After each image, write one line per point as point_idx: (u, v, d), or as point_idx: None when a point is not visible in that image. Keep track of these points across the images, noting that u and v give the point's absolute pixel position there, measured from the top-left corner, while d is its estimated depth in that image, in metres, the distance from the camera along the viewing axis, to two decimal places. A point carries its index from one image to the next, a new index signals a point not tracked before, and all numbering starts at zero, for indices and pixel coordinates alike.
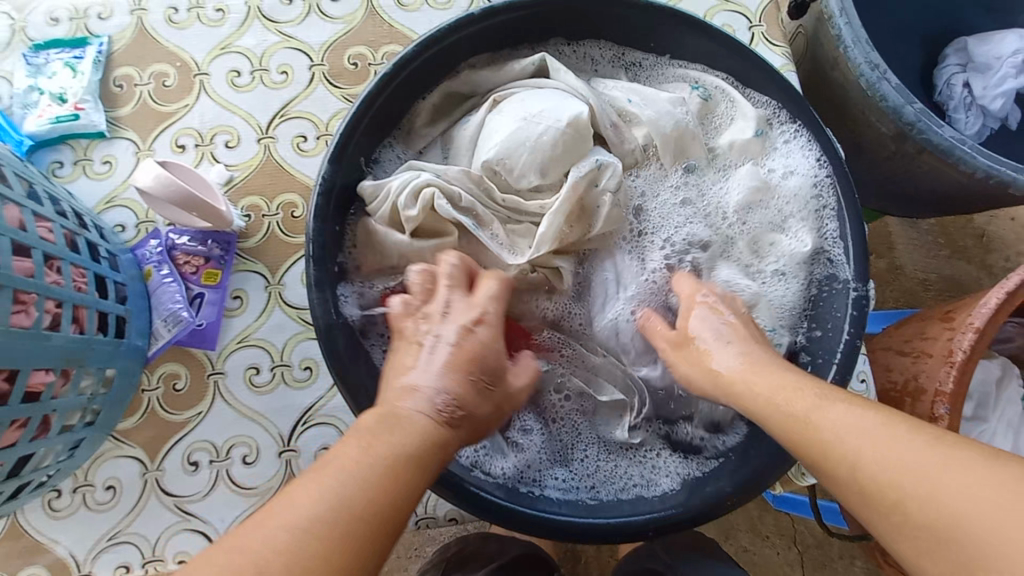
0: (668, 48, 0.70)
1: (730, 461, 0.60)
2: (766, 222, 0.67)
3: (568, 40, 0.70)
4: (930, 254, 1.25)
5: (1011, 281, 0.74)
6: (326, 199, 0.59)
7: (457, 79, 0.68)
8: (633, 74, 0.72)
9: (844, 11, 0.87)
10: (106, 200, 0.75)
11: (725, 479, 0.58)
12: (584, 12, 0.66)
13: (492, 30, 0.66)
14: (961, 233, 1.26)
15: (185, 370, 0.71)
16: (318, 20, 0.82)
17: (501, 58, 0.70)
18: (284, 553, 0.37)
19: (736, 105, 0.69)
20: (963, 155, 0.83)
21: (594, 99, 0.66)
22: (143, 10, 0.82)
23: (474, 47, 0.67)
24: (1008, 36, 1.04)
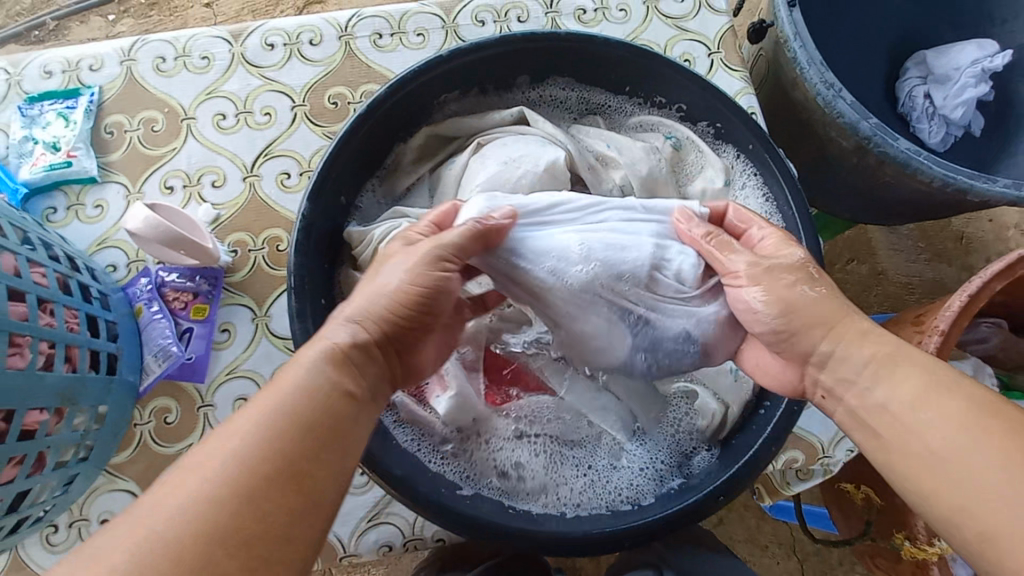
0: (631, 84, 0.74)
1: (706, 470, 0.61)
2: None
3: (531, 81, 0.75)
4: (910, 258, 1.28)
5: (973, 285, 0.77)
6: (306, 233, 0.61)
7: (442, 126, 0.72)
8: (603, 112, 0.76)
9: (798, 34, 0.91)
10: (98, 242, 0.78)
11: (709, 484, 0.59)
12: (548, 52, 0.71)
13: (465, 72, 0.70)
14: (938, 236, 1.29)
15: (176, 403, 0.73)
16: (299, 63, 0.87)
17: (475, 101, 0.74)
18: (180, 521, 0.36)
19: (705, 154, 0.72)
20: (919, 165, 0.87)
21: (571, 145, 0.70)
22: (132, 60, 0.87)
23: (449, 87, 0.71)
24: (966, 48, 1.08)
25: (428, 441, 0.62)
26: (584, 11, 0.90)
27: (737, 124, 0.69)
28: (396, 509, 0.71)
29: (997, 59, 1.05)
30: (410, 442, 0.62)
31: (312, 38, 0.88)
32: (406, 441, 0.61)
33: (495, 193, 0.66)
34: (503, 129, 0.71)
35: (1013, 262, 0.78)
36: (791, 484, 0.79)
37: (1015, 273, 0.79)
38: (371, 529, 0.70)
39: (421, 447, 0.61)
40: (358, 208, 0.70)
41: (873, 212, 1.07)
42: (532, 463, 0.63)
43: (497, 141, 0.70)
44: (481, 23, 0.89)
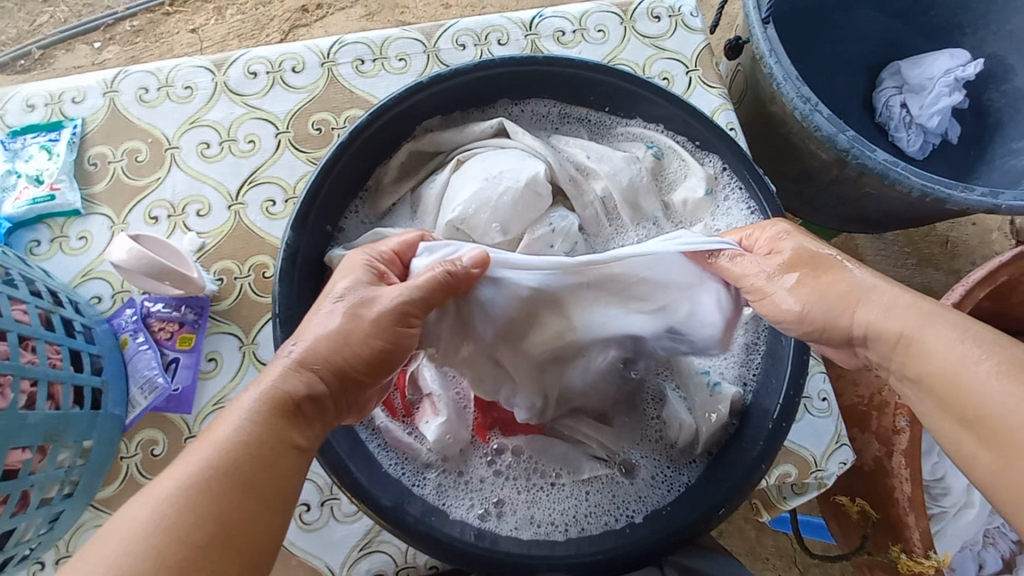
0: (609, 103, 0.75)
1: (701, 483, 0.61)
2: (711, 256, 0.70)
3: (514, 101, 0.76)
4: (896, 263, 1.30)
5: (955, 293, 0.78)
6: (290, 261, 0.62)
7: (423, 141, 0.73)
8: (584, 128, 0.77)
9: (774, 51, 0.92)
10: (82, 273, 0.78)
11: (704, 499, 0.59)
12: (528, 75, 0.72)
13: (448, 95, 0.71)
14: (924, 240, 1.31)
15: (163, 435, 0.73)
16: (282, 90, 0.87)
17: (456, 120, 0.75)
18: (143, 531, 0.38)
19: (688, 163, 0.73)
20: (897, 176, 0.88)
21: (552, 158, 0.71)
22: (115, 92, 0.87)
23: (431, 110, 0.72)
24: (938, 58, 1.10)
25: (412, 465, 0.62)
26: (564, 33, 0.92)
27: (713, 136, 0.70)
28: (388, 536, 0.70)
29: (968, 69, 1.08)
30: (395, 465, 0.61)
31: (294, 66, 0.88)
32: (391, 466, 0.61)
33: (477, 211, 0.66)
34: (484, 143, 0.72)
35: (993, 269, 0.79)
36: (788, 499, 0.80)
37: (996, 280, 0.81)
38: (364, 558, 0.69)
39: (407, 476, 0.61)
40: (343, 234, 0.71)
41: (855, 222, 1.09)
42: (521, 484, 0.62)
43: (475, 157, 0.71)
44: (462, 47, 0.91)
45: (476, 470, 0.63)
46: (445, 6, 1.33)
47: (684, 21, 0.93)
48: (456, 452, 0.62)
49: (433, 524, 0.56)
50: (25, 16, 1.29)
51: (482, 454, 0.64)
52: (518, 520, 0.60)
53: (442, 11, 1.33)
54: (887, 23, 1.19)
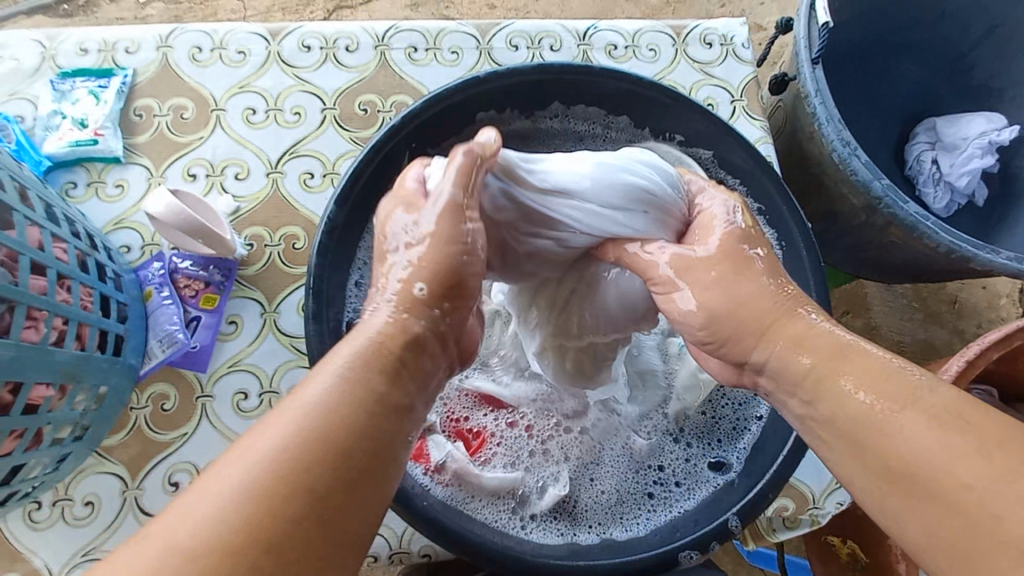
0: (624, 109, 0.76)
1: (715, 492, 0.62)
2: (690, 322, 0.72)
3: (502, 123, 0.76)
4: (903, 316, 1.43)
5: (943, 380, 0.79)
6: (330, 234, 0.63)
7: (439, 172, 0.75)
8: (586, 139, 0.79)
9: (819, 93, 0.94)
10: (114, 221, 0.79)
11: (714, 512, 0.59)
12: (550, 85, 0.74)
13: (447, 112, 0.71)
14: (934, 299, 1.45)
15: (174, 391, 0.73)
16: (334, 68, 0.88)
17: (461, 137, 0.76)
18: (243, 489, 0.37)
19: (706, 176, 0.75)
20: (926, 229, 0.89)
21: None
22: (169, 47, 0.87)
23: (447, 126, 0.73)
24: (973, 121, 1.18)
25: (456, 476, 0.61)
26: (615, 47, 0.94)
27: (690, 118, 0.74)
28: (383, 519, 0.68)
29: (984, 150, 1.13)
30: (451, 497, 0.60)
31: (348, 45, 0.89)
32: (450, 499, 0.59)
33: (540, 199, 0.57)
34: None
35: (1010, 332, 0.82)
36: (777, 531, 0.78)
37: (1012, 343, 0.83)
38: None
39: None
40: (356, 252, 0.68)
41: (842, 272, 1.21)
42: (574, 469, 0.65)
43: None
44: (515, 48, 0.92)
45: (523, 502, 0.62)
46: (490, 7, 1.72)
47: (736, 51, 0.96)
48: (510, 488, 0.62)
49: (484, 537, 0.56)
50: (130, 7, 1.67)
51: (530, 452, 0.66)
52: (554, 519, 0.61)
53: (485, 11, 1.72)
54: (924, 79, 1.26)
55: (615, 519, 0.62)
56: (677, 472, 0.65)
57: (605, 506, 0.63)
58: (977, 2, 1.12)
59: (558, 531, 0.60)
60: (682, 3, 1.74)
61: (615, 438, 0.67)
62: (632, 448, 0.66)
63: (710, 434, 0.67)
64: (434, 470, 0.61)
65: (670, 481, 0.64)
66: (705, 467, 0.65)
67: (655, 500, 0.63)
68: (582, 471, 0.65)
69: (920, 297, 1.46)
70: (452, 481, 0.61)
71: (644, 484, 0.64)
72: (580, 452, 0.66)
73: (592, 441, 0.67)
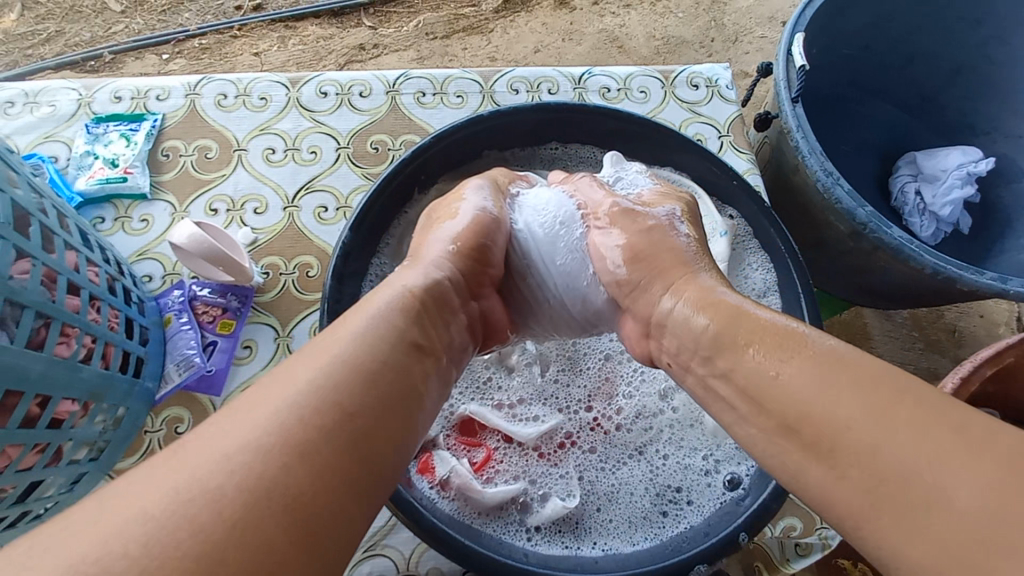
0: (617, 145, 0.82)
1: (720, 512, 0.62)
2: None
3: (503, 155, 0.82)
4: (904, 345, 1.46)
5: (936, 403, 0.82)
6: (344, 259, 0.66)
7: (454, 185, 0.79)
8: (587, 167, 0.84)
9: (801, 127, 1.01)
10: (138, 252, 0.83)
11: (718, 529, 0.60)
12: (550, 120, 0.79)
13: (453, 148, 0.76)
14: (933, 327, 1.48)
15: (188, 414, 0.75)
16: (348, 111, 0.95)
17: (467, 170, 0.81)
18: (280, 465, 0.39)
19: (704, 203, 0.78)
20: (912, 252, 0.93)
21: None
22: (197, 94, 0.94)
23: (453, 161, 0.78)
24: (950, 153, 1.24)
25: (458, 488, 0.61)
26: (608, 90, 1.02)
27: (681, 145, 0.78)
28: (392, 541, 0.68)
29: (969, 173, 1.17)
30: (456, 512, 0.61)
31: (362, 91, 0.97)
32: (455, 513, 0.60)
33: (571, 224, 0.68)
34: None
35: (1001, 350, 0.85)
36: (792, 561, 0.77)
37: (1003, 360, 0.86)
38: (365, 561, 0.67)
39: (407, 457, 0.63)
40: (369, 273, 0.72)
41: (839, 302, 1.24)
42: (583, 489, 0.64)
43: None
44: (515, 92, 1.00)
45: (527, 518, 0.62)
46: (490, 59, 1.85)
47: (720, 91, 1.03)
48: (512, 501, 0.62)
49: (489, 550, 0.56)
50: (153, 64, 1.79)
51: (538, 468, 0.65)
52: (559, 534, 0.61)
53: (486, 62, 1.84)
54: (900, 118, 1.33)
55: (619, 534, 0.62)
56: (683, 486, 0.65)
57: (609, 522, 0.62)
58: (942, 48, 1.21)
59: (563, 545, 0.60)
60: (671, 53, 1.86)
61: (622, 454, 0.66)
62: (637, 464, 0.66)
63: (721, 450, 0.66)
64: (440, 484, 0.62)
65: (675, 497, 0.64)
66: (711, 482, 0.65)
67: (661, 517, 0.63)
68: (588, 486, 0.64)
69: (919, 326, 1.48)
70: (455, 492, 0.61)
71: (650, 499, 0.64)
72: (586, 467, 0.66)
73: (598, 457, 0.66)
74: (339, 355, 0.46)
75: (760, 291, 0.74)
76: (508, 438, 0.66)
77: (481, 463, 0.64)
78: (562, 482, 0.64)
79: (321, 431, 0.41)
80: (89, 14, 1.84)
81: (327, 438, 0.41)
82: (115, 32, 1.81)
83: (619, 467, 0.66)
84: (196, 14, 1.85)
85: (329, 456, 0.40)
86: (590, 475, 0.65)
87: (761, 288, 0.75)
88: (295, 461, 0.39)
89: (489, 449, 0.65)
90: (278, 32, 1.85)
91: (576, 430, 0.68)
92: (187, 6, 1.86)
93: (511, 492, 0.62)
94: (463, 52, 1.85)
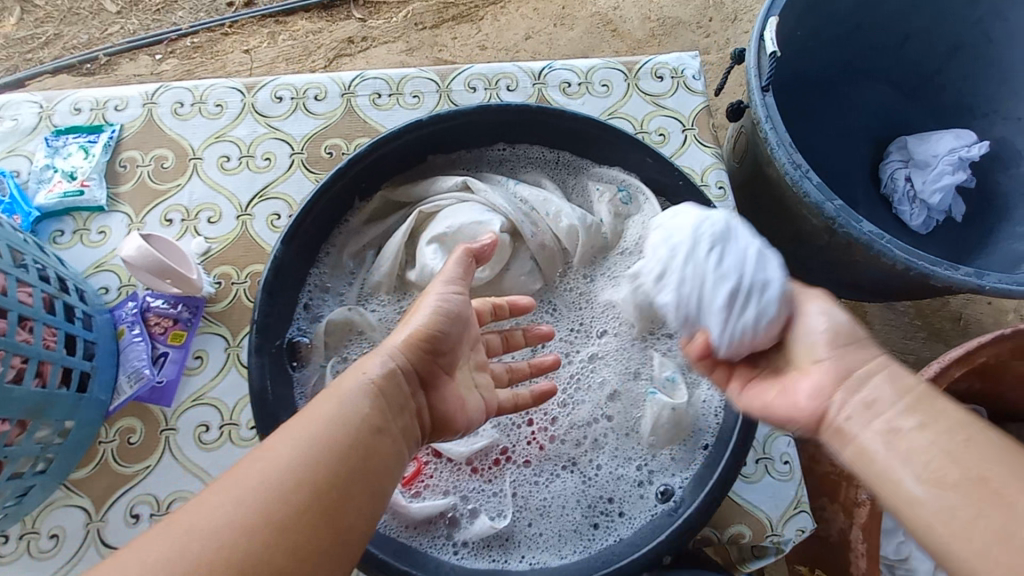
0: (565, 145, 0.80)
1: (650, 523, 0.62)
2: (639, 350, 0.71)
3: (448, 156, 0.80)
4: (907, 335, 1.40)
5: (899, 404, 0.79)
6: (276, 271, 0.65)
7: (397, 191, 0.77)
8: (536, 168, 0.81)
9: (770, 118, 0.97)
10: (96, 264, 0.84)
11: (646, 541, 0.59)
12: (496, 122, 0.77)
13: (393, 154, 0.74)
14: (937, 316, 1.42)
15: (141, 425, 0.76)
16: (303, 115, 0.94)
17: (412, 174, 0.79)
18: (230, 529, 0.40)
19: (650, 204, 0.76)
20: (882, 248, 0.89)
21: (512, 212, 0.72)
22: (153, 103, 0.94)
23: (395, 165, 0.76)
24: (942, 137, 1.18)
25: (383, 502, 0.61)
26: (569, 84, 0.99)
27: (630, 145, 0.75)
28: None
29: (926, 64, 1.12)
30: (384, 526, 0.61)
31: (317, 94, 0.95)
32: (383, 527, 0.61)
33: (665, 261, 0.56)
34: (446, 195, 0.74)
35: (972, 348, 0.81)
36: (748, 562, 0.77)
37: (975, 360, 0.82)
38: None
39: None
40: (308, 284, 0.71)
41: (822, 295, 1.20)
42: (515, 504, 0.64)
43: (437, 212, 0.73)
44: (473, 90, 0.98)
45: (457, 533, 0.62)
46: (480, 48, 1.81)
47: (687, 82, 0.99)
48: (441, 515, 0.62)
49: (411, 566, 0.57)
50: (146, 66, 1.80)
51: (468, 481, 0.65)
52: (488, 548, 0.62)
53: (476, 52, 1.81)
54: (894, 100, 1.27)
55: (549, 548, 0.62)
56: (615, 498, 0.65)
57: (540, 534, 0.63)
58: (935, 24, 1.14)
59: (490, 558, 0.61)
60: (667, 35, 1.80)
61: (554, 468, 0.66)
62: (570, 477, 0.66)
63: (655, 460, 0.66)
64: None
65: (607, 508, 0.64)
66: (644, 494, 0.65)
67: (591, 528, 0.63)
68: (520, 499, 0.64)
69: (923, 314, 1.43)
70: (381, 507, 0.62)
71: (581, 512, 0.64)
72: (518, 481, 0.65)
73: (530, 470, 0.66)
74: (320, 422, 0.47)
75: None
76: (439, 452, 0.65)
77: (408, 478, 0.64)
78: (493, 495, 0.64)
79: (276, 503, 0.42)
80: (86, 16, 1.85)
81: (286, 507, 0.42)
82: (112, 34, 1.83)
83: (552, 480, 0.65)
84: (189, 13, 1.85)
85: (278, 535, 0.41)
86: (522, 488, 0.65)
87: None
88: (265, 521, 0.41)
89: (419, 462, 0.65)
90: (268, 28, 1.84)
91: (509, 443, 0.67)
92: (180, 5, 1.86)
93: (439, 507, 0.62)
94: (452, 42, 1.82)
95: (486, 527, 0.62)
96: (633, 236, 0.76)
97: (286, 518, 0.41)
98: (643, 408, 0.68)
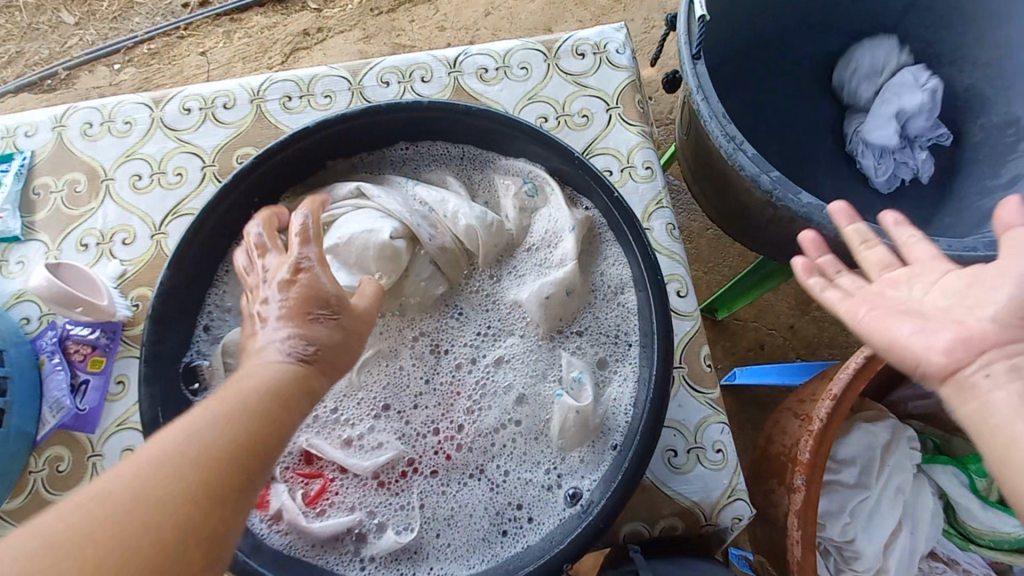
0: (466, 139, 0.76)
1: (554, 530, 0.60)
2: (547, 350, 0.70)
3: (348, 161, 0.77)
4: None
5: (834, 385, 0.75)
6: (164, 299, 0.64)
7: (296, 203, 0.75)
8: (441, 166, 0.78)
9: (701, 88, 0.92)
10: (15, 296, 0.84)
11: (547, 548, 0.58)
12: (389, 124, 0.74)
13: (283, 166, 0.72)
14: None
15: (68, 452, 0.77)
16: (213, 126, 0.92)
17: (313, 183, 0.77)
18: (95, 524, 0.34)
19: (554, 196, 0.73)
20: (820, 219, 0.85)
21: (407, 216, 0.70)
22: (64, 126, 0.93)
23: (290, 177, 0.74)
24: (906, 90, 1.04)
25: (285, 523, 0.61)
26: (487, 70, 0.95)
27: (526, 135, 0.71)
28: None
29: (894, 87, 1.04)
30: (287, 546, 0.61)
31: (226, 102, 0.93)
32: (285, 548, 0.61)
33: None
34: (342, 205, 0.72)
35: None
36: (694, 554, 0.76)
37: None
38: None
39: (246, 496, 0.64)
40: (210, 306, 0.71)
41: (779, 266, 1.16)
42: (422, 516, 0.64)
43: (334, 222, 0.71)
44: (386, 84, 0.94)
45: (363, 548, 0.62)
46: (439, 29, 1.75)
47: (609, 58, 0.95)
48: (346, 532, 0.62)
49: None
50: (105, 77, 1.78)
51: (374, 497, 0.64)
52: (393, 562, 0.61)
53: (436, 34, 1.75)
54: None
55: (455, 558, 0.61)
56: (523, 504, 0.63)
57: (447, 544, 0.62)
58: None
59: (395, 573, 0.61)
60: None
61: (463, 477, 0.65)
62: (478, 486, 0.65)
63: (565, 463, 0.65)
64: (273, 519, 0.62)
65: (515, 516, 0.63)
66: (553, 498, 0.63)
67: (499, 536, 0.62)
68: (427, 511, 0.64)
69: None
70: (285, 529, 0.62)
71: (489, 520, 0.63)
72: (425, 492, 0.65)
73: (438, 481, 0.65)
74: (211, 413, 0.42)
75: (613, 288, 0.71)
76: (344, 467, 0.65)
77: (311, 497, 0.64)
78: (399, 509, 0.64)
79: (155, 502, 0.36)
80: (45, 30, 1.83)
81: (161, 500, 0.36)
82: (71, 46, 1.81)
83: (459, 490, 0.65)
84: (145, 18, 1.82)
85: (157, 530, 0.35)
86: (430, 500, 0.64)
87: (617, 285, 0.71)
88: (138, 514, 0.35)
89: (326, 480, 0.65)
90: (223, 26, 1.80)
91: (416, 454, 0.66)
92: (136, 11, 1.82)
93: (342, 525, 0.62)
94: (411, 24, 1.76)
95: (389, 541, 0.61)
96: (541, 231, 0.73)
97: (155, 516, 0.36)
98: (551, 410, 0.66)
